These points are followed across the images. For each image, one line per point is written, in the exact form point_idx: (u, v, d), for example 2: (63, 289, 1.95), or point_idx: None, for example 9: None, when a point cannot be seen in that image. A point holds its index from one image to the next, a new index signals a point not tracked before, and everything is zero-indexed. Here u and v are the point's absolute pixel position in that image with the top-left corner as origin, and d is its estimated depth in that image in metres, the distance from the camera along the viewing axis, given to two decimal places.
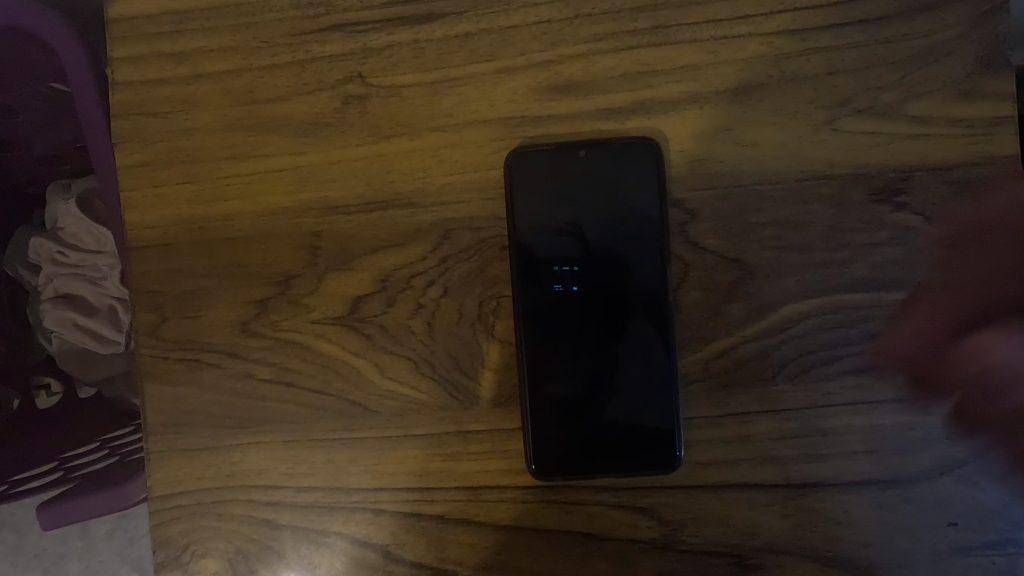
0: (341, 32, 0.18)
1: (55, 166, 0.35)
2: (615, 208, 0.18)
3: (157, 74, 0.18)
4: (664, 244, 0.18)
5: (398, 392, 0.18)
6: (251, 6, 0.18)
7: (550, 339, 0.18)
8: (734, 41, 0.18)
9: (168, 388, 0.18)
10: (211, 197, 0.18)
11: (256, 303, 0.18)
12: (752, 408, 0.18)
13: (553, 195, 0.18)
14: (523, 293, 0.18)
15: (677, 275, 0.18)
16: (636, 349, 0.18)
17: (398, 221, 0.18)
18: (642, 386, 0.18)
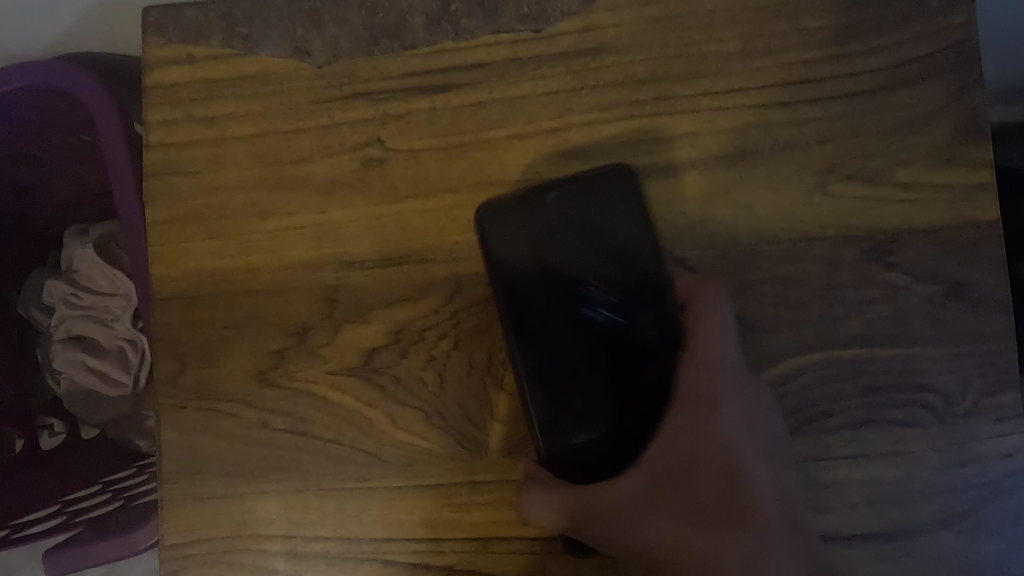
0: (362, 99, 0.19)
1: (73, 212, 0.36)
2: (604, 235, 0.18)
3: (188, 137, 0.19)
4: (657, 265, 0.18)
5: (409, 442, 0.18)
6: (280, 77, 0.19)
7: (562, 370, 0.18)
8: (731, 111, 0.19)
9: (184, 436, 0.19)
10: (234, 252, 0.19)
11: (273, 353, 0.19)
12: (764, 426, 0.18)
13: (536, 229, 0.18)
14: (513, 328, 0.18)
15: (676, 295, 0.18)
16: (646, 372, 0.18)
17: (411, 275, 0.19)
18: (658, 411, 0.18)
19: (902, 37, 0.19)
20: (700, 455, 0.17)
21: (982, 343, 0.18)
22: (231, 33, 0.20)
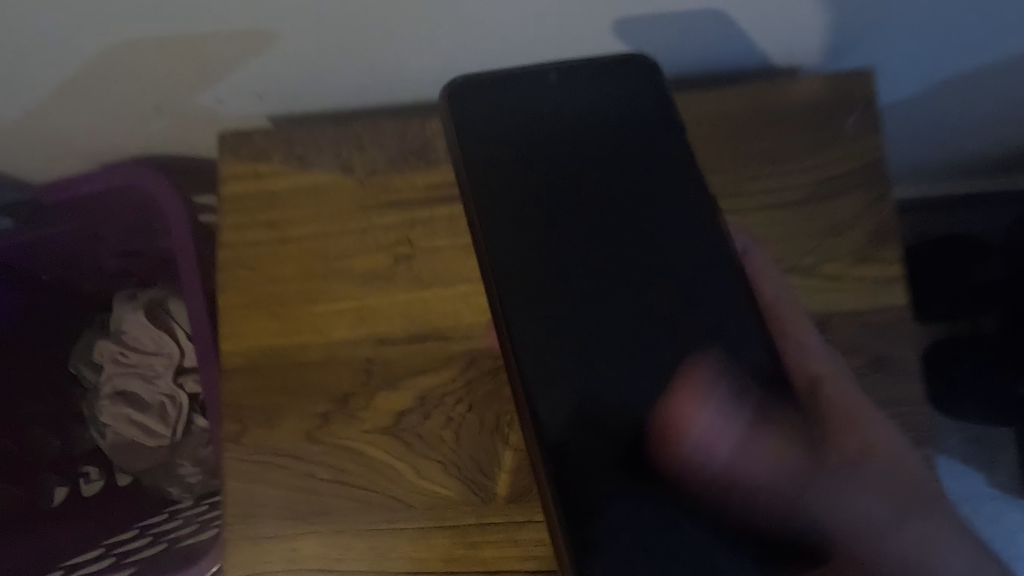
0: (394, 207, 0.24)
1: (119, 279, 0.40)
2: (565, 116, 0.20)
3: (253, 237, 0.24)
4: (620, 142, 0.20)
5: (430, 489, 0.22)
6: (330, 190, 0.24)
7: (533, 244, 0.19)
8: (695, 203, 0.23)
9: (243, 485, 0.23)
10: (289, 330, 0.23)
11: (319, 415, 0.23)
12: (728, 299, 0.19)
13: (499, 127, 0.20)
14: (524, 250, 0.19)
15: (651, 171, 0.20)
16: (625, 250, 0.19)
17: (434, 349, 0.23)
18: (636, 286, 0.19)
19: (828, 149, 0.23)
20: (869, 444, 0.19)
21: (901, 406, 0.22)
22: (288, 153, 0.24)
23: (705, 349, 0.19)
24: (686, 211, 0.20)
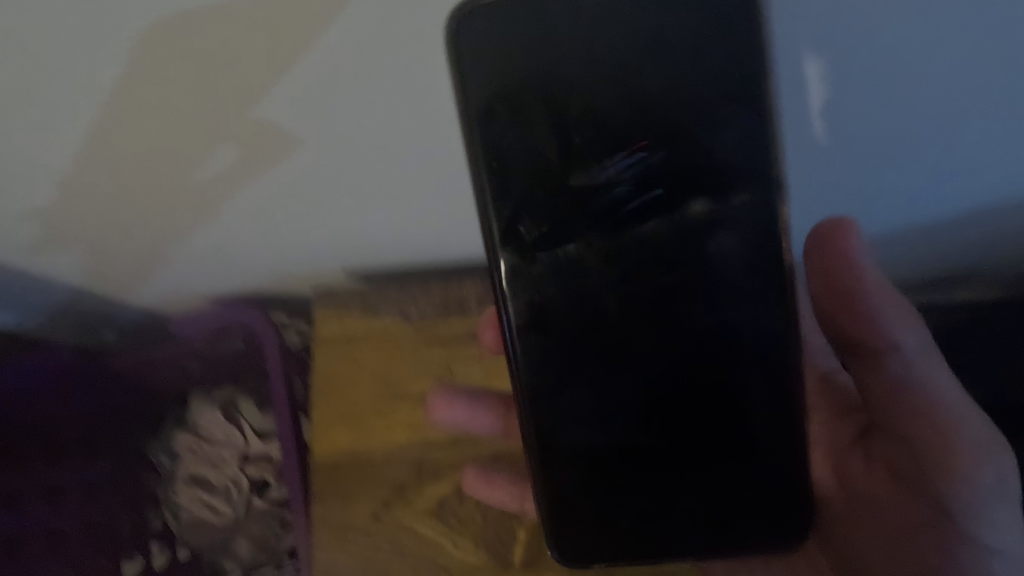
0: (441, 345, 0.33)
1: (192, 381, 0.47)
2: (565, 69, 0.20)
3: (338, 368, 0.33)
4: (642, 95, 0.20)
5: (464, 558, 0.30)
6: (394, 333, 0.33)
7: (539, 269, 0.22)
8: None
9: (326, 555, 0.31)
10: (363, 436, 0.32)
11: (383, 500, 0.31)
12: (760, 270, 0.22)
13: (498, 117, 0.20)
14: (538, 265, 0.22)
15: (683, 130, 0.21)
16: (629, 246, 0.22)
17: (468, 450, 0.32)
18: (639, 278, 0.23)
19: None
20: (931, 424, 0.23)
21: None
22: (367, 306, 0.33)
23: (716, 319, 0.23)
24: (732, 162, 0.21)
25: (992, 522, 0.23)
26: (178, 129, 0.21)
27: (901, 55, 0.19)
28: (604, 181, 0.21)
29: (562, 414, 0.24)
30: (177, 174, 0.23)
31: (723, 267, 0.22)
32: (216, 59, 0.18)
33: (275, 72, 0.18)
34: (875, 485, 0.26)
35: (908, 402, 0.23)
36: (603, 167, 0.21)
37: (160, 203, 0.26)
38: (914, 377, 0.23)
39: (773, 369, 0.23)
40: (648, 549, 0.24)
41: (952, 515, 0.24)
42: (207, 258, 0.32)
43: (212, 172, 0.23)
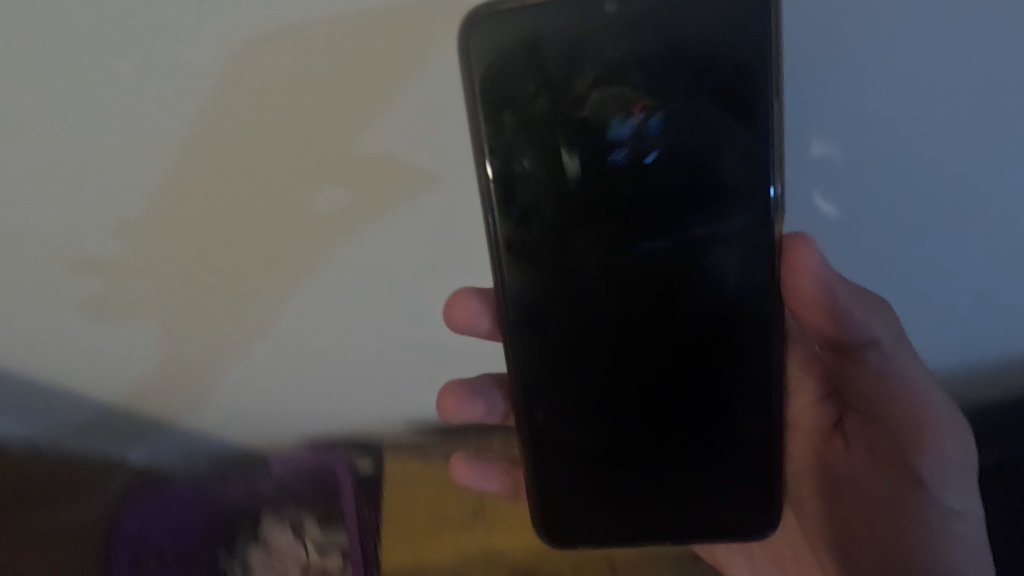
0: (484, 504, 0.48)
1: (258, 510, 0.54)
2: (571, 128, 0.26)
3: (397, 503, 0.49)
4: (637, 143, 0.26)
5: None
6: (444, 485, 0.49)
7: (545, 291, 0.29)
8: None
9: None
10: (412, 553, 0.48)
11: None
12: (752, 269, 0.27)
13: (513, 174, 0.26)
14: (547, 286, 0.29)
15: (673, 168, 0.26)
16: (626, 258, 0.28)
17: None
18: (632, 282, 0.29)
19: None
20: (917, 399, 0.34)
21: None
22: (423, 453, 0.50)
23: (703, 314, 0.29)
24: (706, 193, 0.26)
25: (957, 489, 0.35)
26: (280, 205, 0.27)
27: (885, 137, 0.24)
28: (616, 141, 0.26)
29: (559, 412, 0.32)
30: (271, 228, 0.28)
31: (722, 276, 0.28)
32: (276, 148, 0.24)
33: (341, 135, 0.24)
34: (857, 459, 0.38)
35: (899, 397, 0.34)
36: (611, 130, 0.26)
37: (240, 275, 0.31)
38: (892, 369, 0.33)
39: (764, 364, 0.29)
40: (623, 516, 0.32)
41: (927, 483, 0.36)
42: (307, 367, 0.40)
43: (323, 210, 0.27)
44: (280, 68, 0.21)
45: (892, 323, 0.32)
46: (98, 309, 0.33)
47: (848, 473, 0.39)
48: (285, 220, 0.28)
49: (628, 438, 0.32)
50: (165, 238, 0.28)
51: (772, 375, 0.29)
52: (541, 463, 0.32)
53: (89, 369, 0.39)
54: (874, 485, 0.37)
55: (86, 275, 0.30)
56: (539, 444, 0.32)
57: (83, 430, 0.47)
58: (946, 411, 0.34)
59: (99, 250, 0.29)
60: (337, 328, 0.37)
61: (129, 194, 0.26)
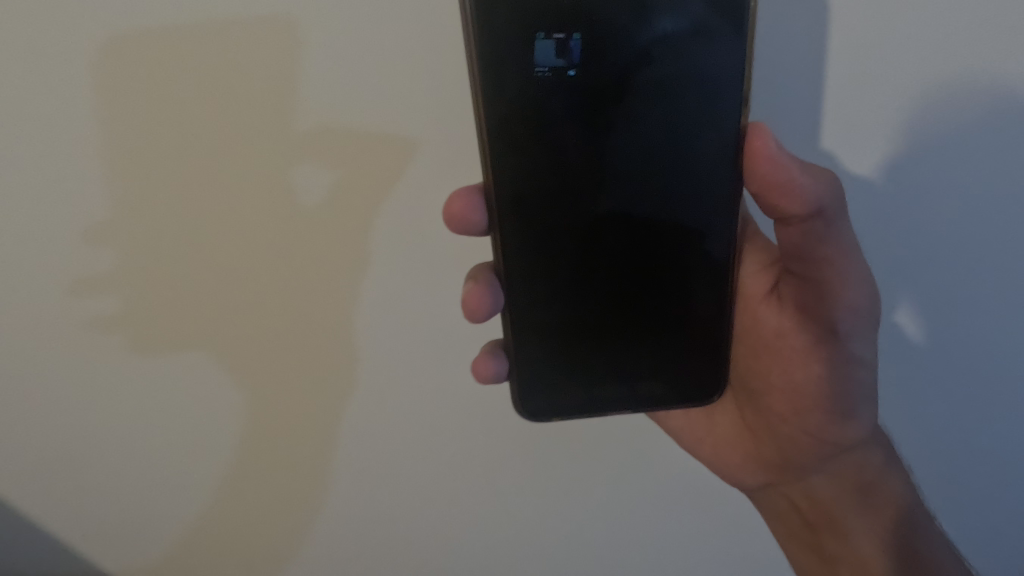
0: None
1: None
2: (528, 44, 0.34)
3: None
4: (582, 57, 0.34)
5: None
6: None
7: (522, 181, 0.37)
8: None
9: None
10: None
11: None
12: (700, 156, 0.36)
13: (493, 88, 0.34)
14: (523, 177, 0.37)
15: (614, 72, 0.35)
16: (583, 151, 0.36)
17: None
18: (587, 170, 0.37)
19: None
20: (837, 256, 0.35)
21: None
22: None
23: (655, 192, 0.37)
24: (646, 99, 0.35)
25: (866, 339, 0.38)
26: (269, 199, 0.41)
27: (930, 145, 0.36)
28: (549, 48, 0.34)
29: (529, 287, 0.40)
30: (247, 208, 0.41)
31: (677, 169, 0.37)
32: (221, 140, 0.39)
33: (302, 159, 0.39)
34: (783, 322, 0.40)
35: (824, 252, 0.35)
36: (543, 44, 0.34)
37: (235, 262, 0.44)
38: (830, 231, 0.35)
39: (706, 226, 0.38)
40: (571, 378, 0.43)
41: (841, 338, 0.38)
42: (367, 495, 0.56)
43: (308, 197, 0.40)
44: (160, 57, 0.36)
45: (822, 178, 0.33)
46: (96, 320, 0.46)
47: (776, 336, 0.40)
48: (259, 192, 0.40)
49: (583, 306, 0.41)
50: (147, 219, 0.42)
51: (683, 261, 0.39)
52: (518, 333, 0.41)
53: (81, 415, 0.51)
54: (796, 342, 0.40)
55: (94, 247, 0.43)
56: (518, 321, 0.41)
57: (85, 494, 0.57)
58: (864, 268, 0.36)
59: (102, 212, 0.41)
60: (359, 385, 0.50)
61: (102, 184, 0.40)
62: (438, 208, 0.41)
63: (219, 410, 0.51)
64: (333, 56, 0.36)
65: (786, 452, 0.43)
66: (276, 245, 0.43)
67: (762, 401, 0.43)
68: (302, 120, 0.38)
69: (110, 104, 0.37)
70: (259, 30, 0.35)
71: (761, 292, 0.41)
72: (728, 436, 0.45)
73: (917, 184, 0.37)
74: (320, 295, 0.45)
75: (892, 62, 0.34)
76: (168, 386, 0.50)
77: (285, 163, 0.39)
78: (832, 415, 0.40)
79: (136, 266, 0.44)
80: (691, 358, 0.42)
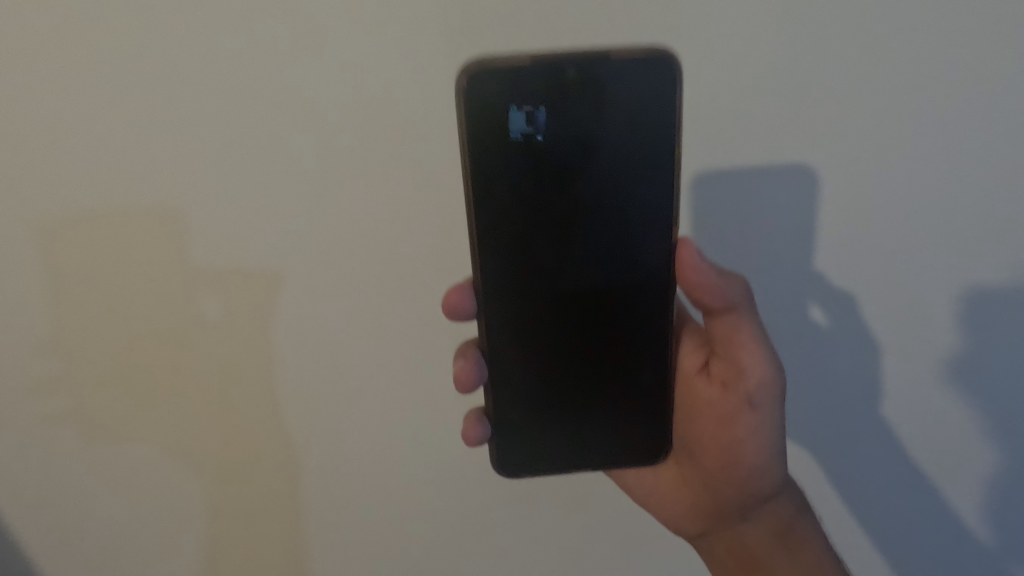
0: None
1: None
2: (511, 110, 0.41)
3: None
4: (555, 121, 0.41)
5: None
6: None
7: (503, 268, 0.46)
8: (285, 17, 0.41)
9: None
10: None
11: None
12: (653, 215, 0.44)
13: (484, 161, 0.42)
14: (502, 269, 0.46)
15: (580, 135, 0.42)
16: (559, 214, 0.44)
17: None
18: (562, 238, 0.45)
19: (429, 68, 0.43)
20: (747, 340, 0.45)
21: None
22: None
23: (617, 250, 0.45)
24: (606, 162, 0.42)
25: (776, 408, 0.47)
26: (182, 316, 0.52)
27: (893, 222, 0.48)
28: (522, 112, 0.41)
29: (505, 362, 0.49)
30: (162, 321, 0.52)
31: (633, 225, 0.44)
32: (143, 278, 0.50)
33: (211, 289, 0.51)
34: (712, 393, 0.49)
35: (738, 336, 0.45)
36: (518, 109, 0.41)
37: (155, 364, 0.55)
38: (741, 320, 0.45)
39: (649, 307, 0.47)
40: (537, 440, 0.51)
41: (754, 407, 0.47)
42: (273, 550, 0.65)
43: (215, 314, 0.52)
44: (78, 220, 0.48)
45: (732, 281, 0.44)
46: (37, 416, 0.57)
47: (705, 403, 0.50)
48: (174, 312, 0.52)
49: (550, 377, 0.49)
50: (80, 335, 0.53)
51: (630, 338, 0.48)
52: (495, 400, 0.50)
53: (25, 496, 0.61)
54: (720, 409, 0.49)
55: (42, 358, 0.54)
56: (495, 390, 0.49)
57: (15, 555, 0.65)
58: (769, 350, 0.46)
59: (50, 332, 0.53)
60: (267, 459, 0.60)
61: (49, 313, 0.52)
62: (339, 319, 0.53)
63: (139, 482, 0.61)
64: (235, 217, 0.48)
65: (718, 503, 0.51)
66: (189, 348, 0.54)
67: (697, 458, 0.51)
68: (205, 261, 0.49)
69: (46, 255, 0.49)
70: (168, 204, 0.47)
71: (694, 368, 0.50)
72: (669, 489, 0.53)
73: (878, 258, 0.49)
74: (234, 383, 0.56)
75: (858, 159, 0.45)
76: (97, 467, 0.59)
77: (196, 293, 0.51)
78: (752, 470, 0.49)
79: (74, 370, 0.55)
80: (636, 421, 0.51)
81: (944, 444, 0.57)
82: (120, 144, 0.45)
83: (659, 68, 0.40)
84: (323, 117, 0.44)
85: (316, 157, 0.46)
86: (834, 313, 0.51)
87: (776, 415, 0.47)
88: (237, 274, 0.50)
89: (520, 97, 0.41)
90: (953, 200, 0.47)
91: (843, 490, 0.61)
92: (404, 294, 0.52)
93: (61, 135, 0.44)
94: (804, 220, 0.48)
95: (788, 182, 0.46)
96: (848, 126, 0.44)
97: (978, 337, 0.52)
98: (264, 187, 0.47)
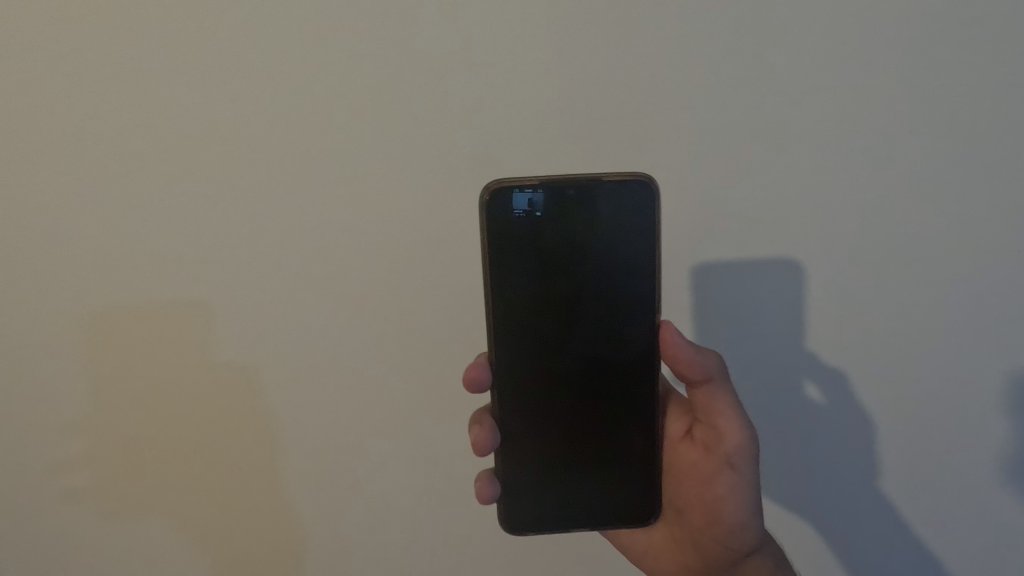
0: None
1: None
2: (515, 191, 0.50)
3: None
4: (552, 203, 0.51)
5: None
6: None
7: (515, 345, 0.54)
8: (322, 155, 0.53)
9: None
10: None
11: None
12: (636, 299, 0.53)
13: (495, 238, 0.51)
14: (513, 346, 0.54)
15: (573, 213, 0.51)
16: (558, 291, 0.53)
17: None
18: (563, 320, 0.53)
19: (433, 194, 0.54)
20: (723, 409, 0.53)
21: None
22: None
23: (608, 331, 0.53)
24: (594, 237, 0.51)
25: (751, 470, 0.54)
26: (218, 389, 0.60)
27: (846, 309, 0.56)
28: (525, 193, 0.50)
29: (515, 428, 0.56)
30: (191, 401, 0.60)
31: (619, 297, 0.53)
32: (188, 358, 0.59)
33: (247, 365, 0.59)
34: (696, 456, 0.56)
35: (715, 405, 0.53)
36: (522, 187, 0.50)
37: (187, 434, 0.62)
38: (717, 391, 0.53)
39: (638, 380, 0.55)
40: (542, 500, 0.57)
41: (732, 469, 0.54)
42: None
43: (247, 388, 0.60)
44: (138, 310, 0.57)
45: (707, 357, 0.52)
46: (74, 485, 0.63)
47: (690, 465, 0.56)
48: (211, 387, 0.60)
49: (553, 442, 0.56)
50: (126, 408, 0.61)
51: (623, 407, 0.56)
52: (506, 462, 0.56)
53: (51, 564, 0.65)
54: (703, 470, 0.56)
55: (90, 431, 0.61)
56: (506, 453, 0.56)
57: None
58: (742, 418, 0.53)
59: (99, 407, 0.60)
60: (283, 522, 0.65)
61: (101, 390, 0.60)
62: (357, 391, 0.60)
63: (161, 547, 0.65)
64: (276, 304, 0.57)
65: (706, 559, 0.57)
66: (219, 418, 0.61)
67: (686, 517, 0.58)
68: (243, 342, 0.58)
69: (108, 339, 0.58)
70: (218, 296, 0.57)
71: (680, 434, 0.58)
72: (662, 547, 0.59)
73: (836, 338, 0.57)
74: (247, 457, 0.62)
75: (808, 256, 0.55)
76: (123, 534, 0.65)
77: (233, 369, 0.59)
78: (733, 526, 0.55)
79: (107, 447, 0.62)
80: (631, 483, 0.57)
81: (925, 509, 0.63)
82: (176, 253, 0.55)
83: (638, 185, 0.50)
84: (348, 229, 0.55)
85: (347, 255, 0.56)
86: (814, 388, 0.59)
87: (752, 476, 0.54)
88: (271, 352, 0.59)
89: (523, 183, 0.50)
90: (903, 292, 0.56)
91: (834, 552, 0.66)
92: (412, 372, 0.60)
93: (129, 247, 0.55)
94: (771, 306, 0.57)
95: (759, 273, 0.55)
96: (793, 225, 0.54)
97: (943, 406, 0.59)
98: (303, 279, 0.57)
